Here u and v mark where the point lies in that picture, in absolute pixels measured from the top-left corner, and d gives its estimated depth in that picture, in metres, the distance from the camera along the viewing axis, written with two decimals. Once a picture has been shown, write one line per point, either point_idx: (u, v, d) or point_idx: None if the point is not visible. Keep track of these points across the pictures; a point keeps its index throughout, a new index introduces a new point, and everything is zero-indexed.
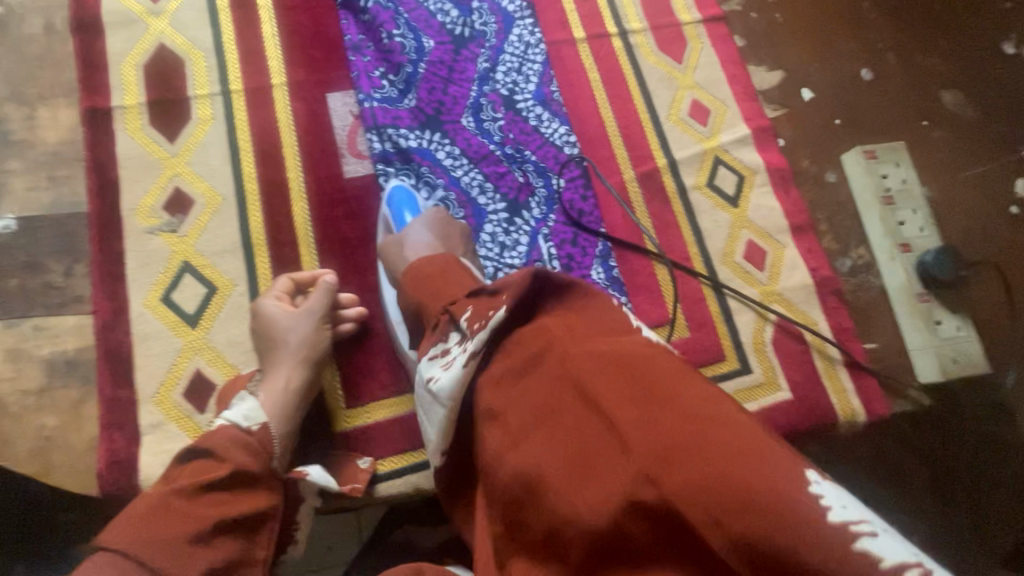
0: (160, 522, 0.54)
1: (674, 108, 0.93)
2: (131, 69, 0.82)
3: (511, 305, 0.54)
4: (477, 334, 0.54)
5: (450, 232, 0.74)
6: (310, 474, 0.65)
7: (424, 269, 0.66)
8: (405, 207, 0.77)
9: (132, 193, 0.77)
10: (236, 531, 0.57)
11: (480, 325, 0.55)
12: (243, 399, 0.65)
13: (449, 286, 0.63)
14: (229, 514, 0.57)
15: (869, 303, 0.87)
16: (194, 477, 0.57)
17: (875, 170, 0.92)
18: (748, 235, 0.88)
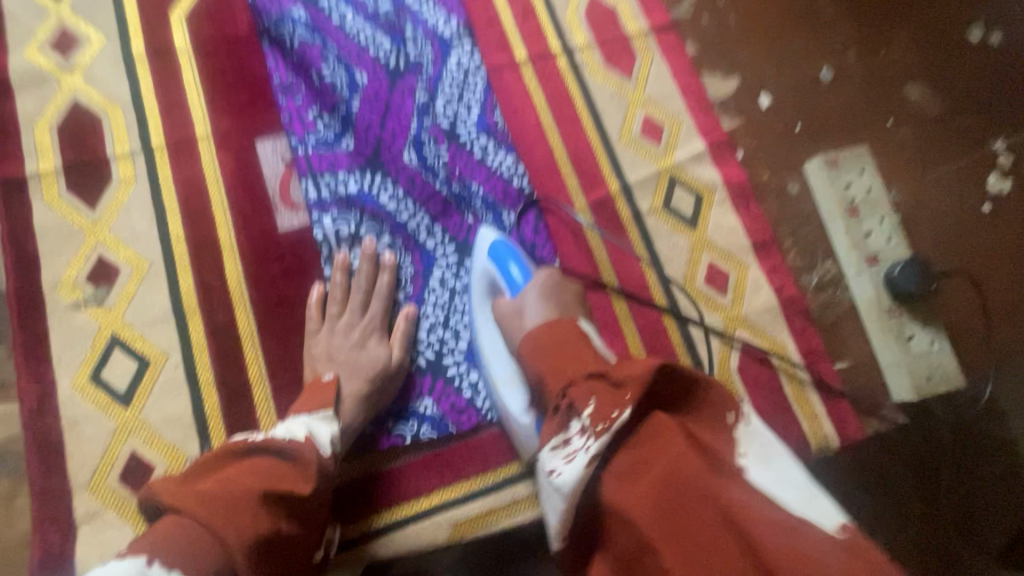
0: (231, 506, 0.49)
1: (625, 128, 0.88)
2: (45, 132, 0.78)
3: (636, 401, 0.47)
4: (601, 437, 0.47)
5: (565, 298, 0.66)
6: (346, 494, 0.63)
7: (546, 339, 0.59)
8: (509, 258, 0.73)
9: (53, 266, 0.73)
10: (281, 544, 0.52)
11: (602, 426, 0.47)
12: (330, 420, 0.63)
13: (574, 362, 0.55)
14: (286, 531, 0.52)
15: (840, 320, 0.83)
16: (275, 482, 0.53)
17: (836, 178, 0.88)
18: (709, 257, 0.84)
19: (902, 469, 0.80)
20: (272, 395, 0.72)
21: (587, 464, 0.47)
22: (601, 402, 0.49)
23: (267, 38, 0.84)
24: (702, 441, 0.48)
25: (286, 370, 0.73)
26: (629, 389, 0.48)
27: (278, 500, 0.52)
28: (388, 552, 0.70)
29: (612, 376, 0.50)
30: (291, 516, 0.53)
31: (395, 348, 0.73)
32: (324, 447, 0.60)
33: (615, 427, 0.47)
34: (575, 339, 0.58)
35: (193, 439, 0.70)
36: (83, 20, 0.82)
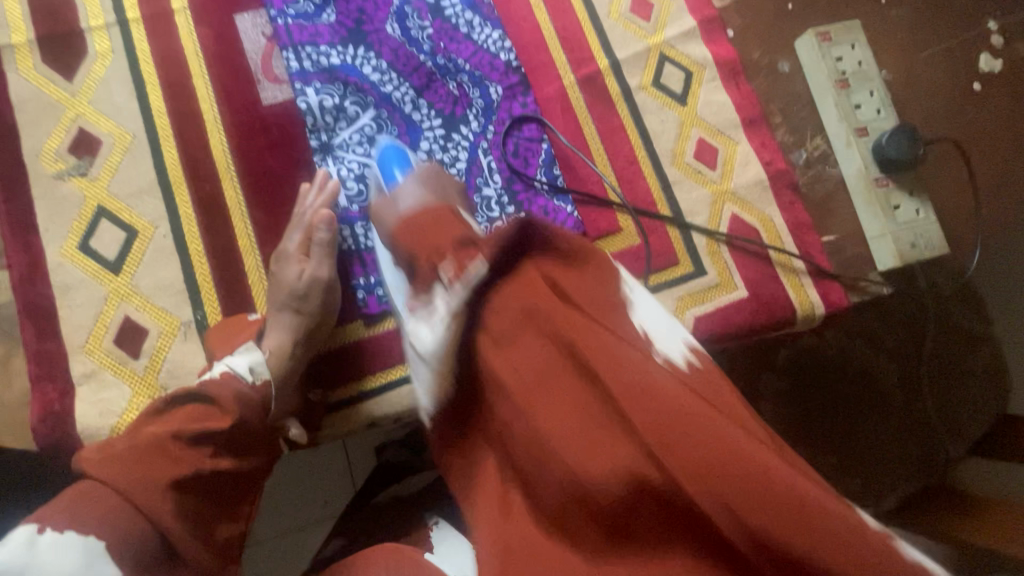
0: (137, 466, 0.49)
1: (614, 5, 0.86)
2: (14, 3, 0.75)
3: (490, 258, 0.47)
4: (454, 288, 0.47)
5: (444, 184, 0.65)
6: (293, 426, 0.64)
7: (419, 221, 0.55)
8: (394, 163, 0.71)
9: (33, 138, 0.72)
10: (218, 480, 0.53)
11: (457, 277, 0.47)
12: (249, 349, 0.63)
13: (438, 231, 0.53)
14: (216, 474, 0.53)
15: (826, 194, 0.84)
16: (191, 422, 0.53)
17: (828, 52, 0.85)
18: (698, 133, 0.84)
19: (881, 356, 0.89)
20: (263, 263, 0.72)
21: (444, 321, 0.48)
22: (458, 258, 0.49)
23: None
24: (564, 289, 0.47)
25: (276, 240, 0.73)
26: (483, 247, 0.48)
27: (198, 441, 0.52)
28: (380, 414, 0.71)
29: (479, 242, 0.50)
30: (219, 453, 0.53)
31: (314, 263, 0.69)
32: (246, 374, 0.60)
33: (468, 278, 0.47)
34: (450, 221, 0.54)
35: (186, 306, 0.70)
36: None
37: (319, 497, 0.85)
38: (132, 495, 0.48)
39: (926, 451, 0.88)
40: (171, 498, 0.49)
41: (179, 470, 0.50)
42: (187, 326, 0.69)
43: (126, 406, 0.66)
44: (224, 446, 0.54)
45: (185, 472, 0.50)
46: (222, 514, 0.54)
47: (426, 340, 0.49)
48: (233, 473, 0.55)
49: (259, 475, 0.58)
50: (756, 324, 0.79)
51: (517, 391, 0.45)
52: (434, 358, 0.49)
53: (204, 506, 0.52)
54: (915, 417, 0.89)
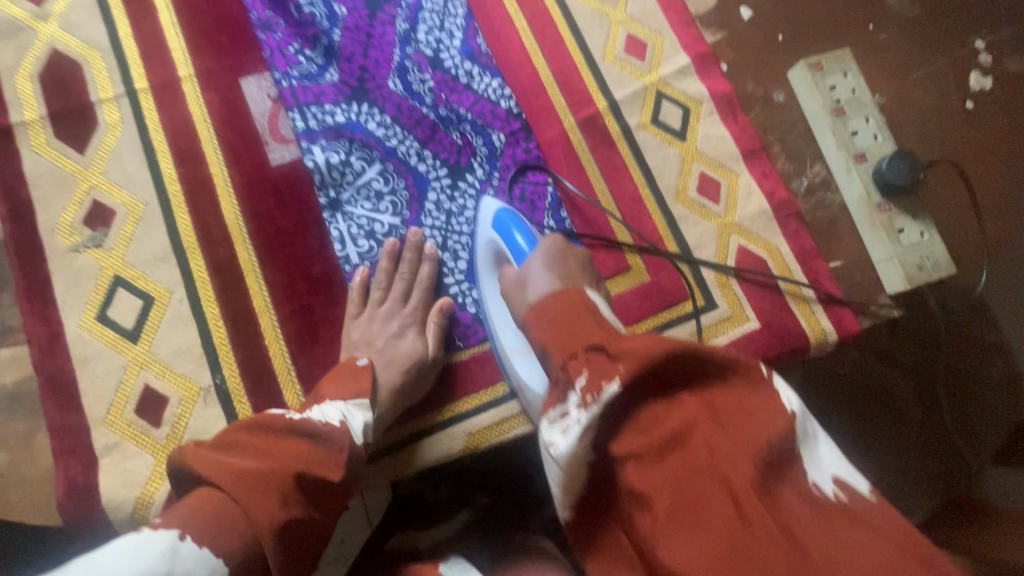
0: (258, 480, 0.49)
1: (609, 46, 0.88)
2: (27, 81, 0.77)
3: (626, 378, 0.45)
4: (590, 408, 0.45)
5: (569, 264, 0.64)
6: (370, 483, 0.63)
7: (554, 311, 0.54)
8: (512, 226, 0.70)
9: (49, 213, 0.73)
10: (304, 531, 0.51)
11: (592, 397, 0.46)
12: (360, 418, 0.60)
13: (579, 335, 0.51)
14: (307, 522, 0.51)
15: (830, 220, 0.85)
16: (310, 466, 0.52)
17: (821, 82, 0.88)
18: (700, 167, 0.85)
19: (892, 369, 0.88)
20: (280, 322, 0.73)
21: (579, 431, 0.46)
22: (594, 373, 0.47)
23: None
24: (723, 417, 0.44)
25: (293, 297, 0.74)
26: (624, 364, 0.46)
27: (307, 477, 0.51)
28: (406, 470, 0.72)
29: (611, 350, 0.48)
30: (320, 500, 0.52)
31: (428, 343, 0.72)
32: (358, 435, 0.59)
33: (603, 399, 0.45)
34: (587, 317, 0.52)
35: (205, 369, 0.71)
36: None
37: (336, 537, 0.75)
38: (243, 502, 0.47)
39: (948, 471, 0.87)
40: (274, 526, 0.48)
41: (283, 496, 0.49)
42: (206, 390, 0.70)
43: (149, 477, 0.66)
44: (321, 497, 0.52)
45: (290, 504, 0.49)
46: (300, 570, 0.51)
47: (561, 448, 0.47)
48: (315, 527, 0.52)
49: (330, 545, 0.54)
50: (771, 355, 0.79)
51: (634, 477, 0.43)
52: (567, 466, 0.46)
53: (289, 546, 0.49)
54: (933, 432, 0.88)
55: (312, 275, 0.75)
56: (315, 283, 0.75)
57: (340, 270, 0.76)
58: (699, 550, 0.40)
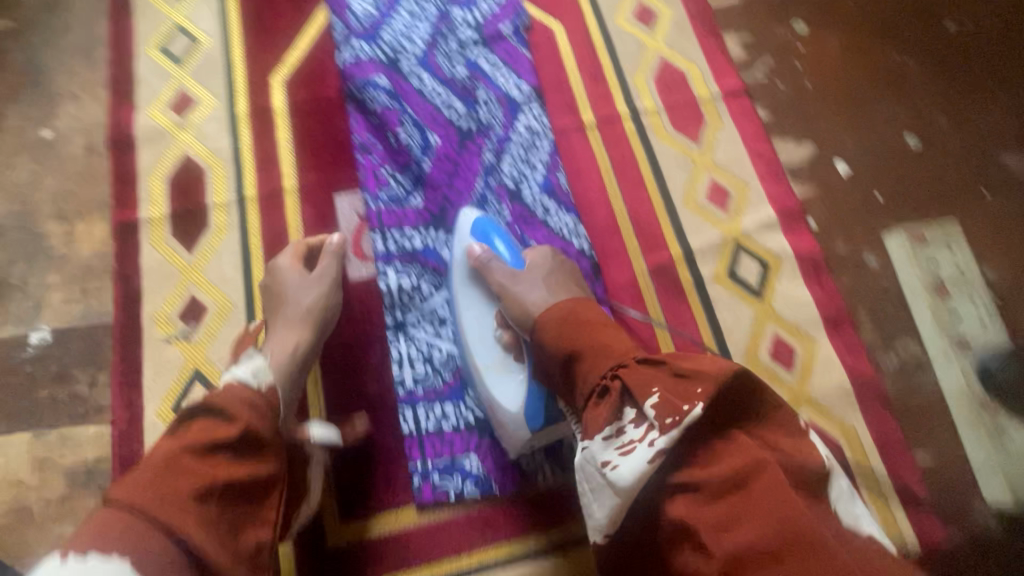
0: (162, 489, 0.47)
1: (690, 192, 0.88)
2: (159, 181, 0.87)
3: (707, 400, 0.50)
4: (672, 431, 0.49)
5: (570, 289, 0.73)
6: (312, 433, 0.67)
7: (570, 321, 0.65)
8: (493, 233, 0.76)
9: (152, 303, 0.81)
10: (232, 490, 0.51)
11: (672, 420, 0.50)
12: (251, 356, 0.65)
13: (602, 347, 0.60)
14: (234, 517, 0.51)
15: (922, 406, 0.77)
16: (205, 434, 0.52)
17: (921, 255, 0.83)
18: (774, 329, 0.80)
19: None
20: None
21: (653, 455, 0.49)
22: (665, 394, 0.52)
23: (352, 100, 0.90)
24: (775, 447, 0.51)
25: (342, 415, 0.76)
26: (701, 390, 0.51)
27: (214, 451, 0.52)
28: None
29: (679, 370, 0.53)
30: (236, 454, 0.53)
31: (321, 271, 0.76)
32: (255, 380, 0.60)
33: (687, 420, 0.49)
34: (608, 330, 0.63)
35: None
36: (199, 84, 0.93)
37: None
38: (157, 510, 0.46)
39: None
40: (195, 509, 0.47)
41: (198, 479, 0.49)
42: None
43: None
44: (247, 510, 0.53)
45: (205, 481, 0.49)
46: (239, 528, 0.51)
47: (624, 472, 0.50)
48: (254, 477, 0.53)
49: (275, 485, 0.56)
50: None
51: (695, 485, 0.49)
52: (628, 490, 0.50)
53: (227, 491, 0.51)
54: None
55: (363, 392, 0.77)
56: (365, 402, 0.77)
57: (391, 392, 0.77)
58: (791, 572, 0.43)
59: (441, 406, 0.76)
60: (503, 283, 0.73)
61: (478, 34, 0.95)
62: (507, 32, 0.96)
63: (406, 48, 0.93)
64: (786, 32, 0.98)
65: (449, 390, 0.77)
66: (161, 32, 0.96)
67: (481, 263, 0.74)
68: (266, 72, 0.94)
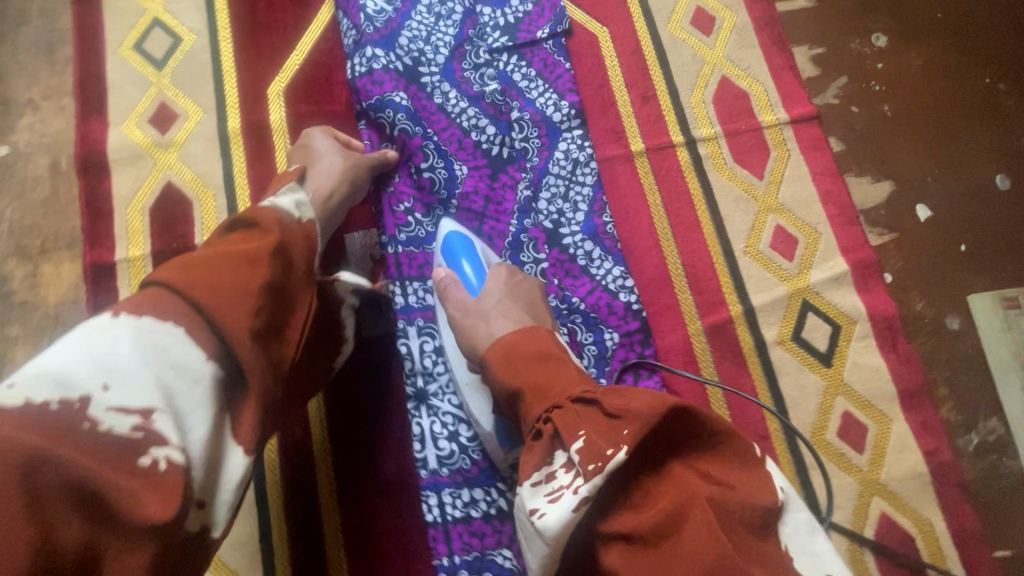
0: (206, 279, 0.43)
1: (752, 239, 0.77)
2: (137, 213, 0.74)
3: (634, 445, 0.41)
4: (593, 480, 0.41)
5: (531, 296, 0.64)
6: (342, 277, 0.60)
7: (522, 350, 0.54)
8: (461, 254, 0.68)
9: None
10: (266, 296, 0.45)
11: (596, 467, 0.42)
12: (292, 188, 0.56)
13: (556, 381, 0.50)
14: (270, 318, 0.45)
15: (1004, 496, 0.69)
16: (235, 244, 0.46)
17: (1014, 321, 0.74)
18: (845, 403, 0.71)
19: None
20: (343, 525, 0.68)
21: (575, 507, 0.42)
22: (594, 439, 0.44)
23: (365, 120, 0.78)
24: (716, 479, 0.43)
25: (359, 497, 0.69)
26: (627, 428, 0.43)
27: (250, 253, 0.46)
28: None
29: (608, 407, 0.45)
30: (267, 261, 0.46)
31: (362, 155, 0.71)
32: (296, 213, 0.53)
33: (607, 469, 0.41)
34: (560, 363, 0.52)
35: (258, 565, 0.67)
36: (183, 94, 0.80)
37: None
38: (197, 296, 0.42)
39: None
40: (237, 308, 0.43)
41: (235, 279, 0.43)
42: None
43: None
44: (281, 282, 0.47)
45: (239, 276, 0.44)
46: (273, 337, 0.46)
47: (550, 525, 0.42)
48: (287, 300, 0.48)
49: (307, 296, 0.50)
50: None
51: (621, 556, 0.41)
52: (556, 540, 0.43)
53: (260, 330, 0.44)
54: None
55: (382, 471, 0.70)
56: (386, 483, 0.69)
57: (413, 471, 0.70)
58: None
59: (470, 491, 0.67)
60: (465, 312, 0.63)
61: (510, 40, 0.81)
62: (544, 37, 0.82)
63: (428, 56, 0.79)
64: (861, 45, 0.85)
65: (478, 472, 0.67)
66: (137, 28, 0.81)
67: (440, 287, 0.66)
68: (263, 81, 0.80)
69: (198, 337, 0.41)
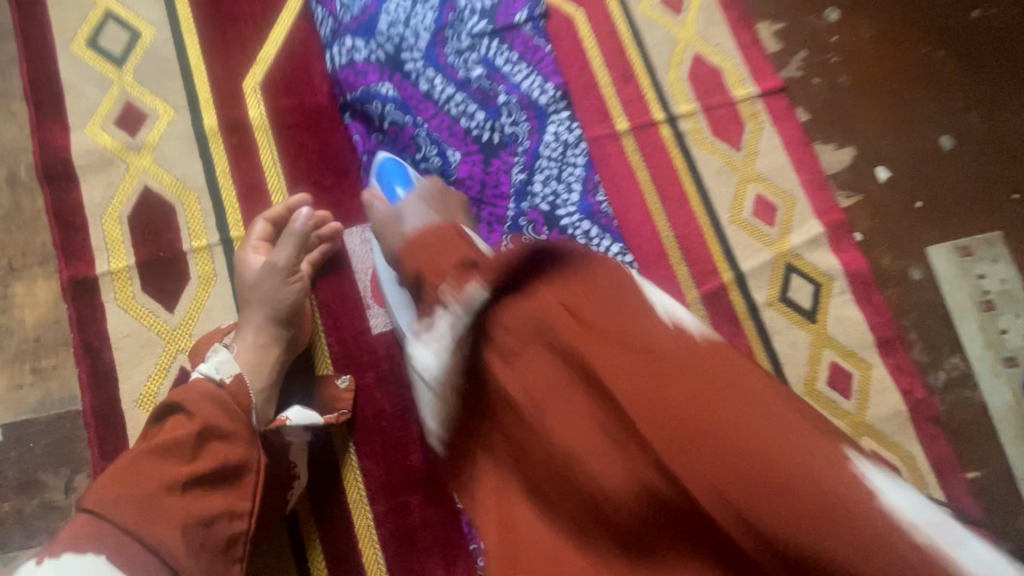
0: (143, 476, 0.47)
1: (736, 208, 0.81)
2: (115, 223, 0.70)
3: (485, 281, 0.48)
4: (449, 322, 0.49)
5: None
6: (290, 418, 0.62)
7: (507, 378, 0.48)
8: (427, 268, 0.65)
9: (132, 381, 0.67)
10: (202, 486, 0.50)
11: (455, 300, 0.49)
12: (216, 352, 0.59)
13: (552, 400, 0.46)
14: (206, 509, 0.49)
15: (971, 424, 0.77)
16: (165, 436, 0.50)
17: (968, 268, 0.81)
18: (831, 355, 0.78)
19: None
20: (375, 521, 0.67)
21: (446, 344, 0.49)
22: (457, 284, 0.50)
23: (350, 111, 0.77)
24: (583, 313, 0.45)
25: (389, 493, 0.68)
26: (481, 272, 0.49)
27: (178, 450, 0.49)
28: None
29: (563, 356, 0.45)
30: (197, 456, 0.50)
31: (277, 252, 0.65)
32: (220, 374, 0.57)
33: (465, 299, 0.48)
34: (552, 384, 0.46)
35: (291, 569, 0.66)
36: (149, 93, 0.75)
37: None
38: (125, 506, 0.46)
39: None
40: (172, 514, 0.47)
41: (163, 479, 0.47)
42: None
43: None
44: (215, 448, 0.51)
45: (172, 476, 0.48)
46: (215, 521, 0.49)
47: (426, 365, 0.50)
48: (222, 473, 0.51)
49: (249, 467, 0.53)
50: None
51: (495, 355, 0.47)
52: (437, 380, 0.51)
53: (197, 525, 0.48)
54: None
55: (409, 464, 0.69)
56: (414, 474, 0.68)
57: (440, 460, 0.69)
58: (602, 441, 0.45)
59: None
60: None
61: (490, 24, 0.81)
62: (523, 20, 0.82)
63: (410, 42, 0.78)
64: (817, 20, 0.89)
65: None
66: (89, 23, 0.76)
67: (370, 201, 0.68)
68: (235, 76, 0.77)
69: (125, 556, 0.44)
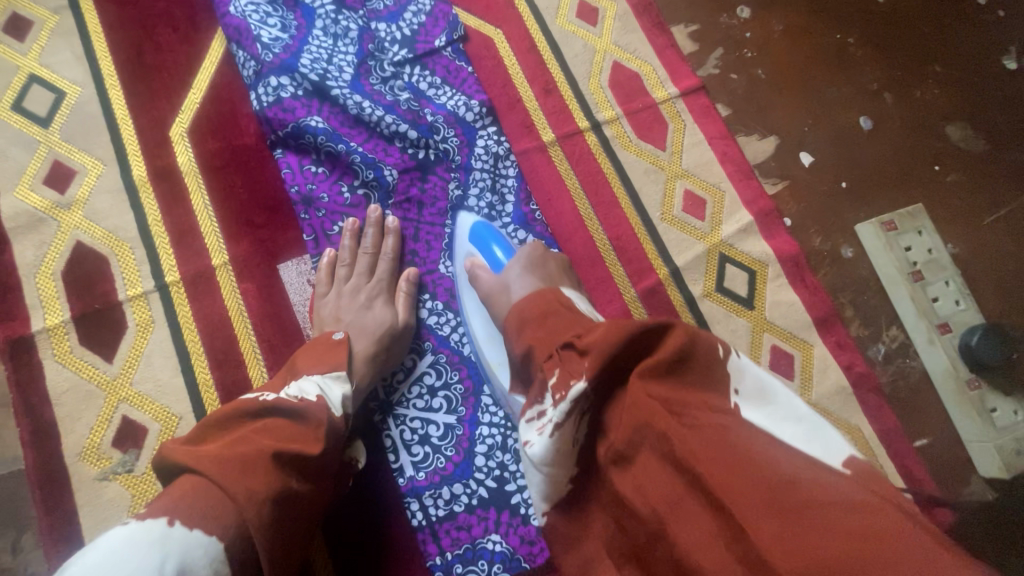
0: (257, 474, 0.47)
1: (666, 206, 0.83)
2: (49, 280, 0.71)
3: (591, 375, 0.46)
4: (561, 406, 0.46)
5: (548, 266, 0.67)
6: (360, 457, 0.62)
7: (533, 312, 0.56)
8: (490, 240, 0.73)
9: (75, 434, 0.67)
10: (300, 501, 0.50)
11: (562, 395, 0.47)
12: (337, 379, 0.60)
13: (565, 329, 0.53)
14: (291, 526, 0.50)
15: (915, 392, 0.78)
16: (281, 440, 0.50)
17: (895, 241, 0.83)
18: (770, 338, 0.79)
19: None
20: (326, 547, 0.66)
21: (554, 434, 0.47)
22: (566, 371, 0.48)
23: (282, 147, 0.78)
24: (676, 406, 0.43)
25: (338, 516, 0.67)
26: (589, 360, 0.46)
27: (294, 462, 0.50)
28: None
29: (581, 345, 0.48)
30: (302, 476, 0.51)
31: (400, 311, 0.72)
32: (335, 406, 0.57)
33: (572, 397, 0.46)
34: (564, 313, 0.55)
35: None
36: (78, 149, 0.76)
37: None
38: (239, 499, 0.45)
39: None
40: (266, 512, 0.47)
41: (276, 482, 0.48)
42: None
43: None
44: (313, 469, 0.52)
45: (284, 484, 0.48)
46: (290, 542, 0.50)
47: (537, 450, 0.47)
48: (310, 495, 0.52)
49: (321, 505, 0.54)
50: None
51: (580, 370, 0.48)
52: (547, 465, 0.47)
53: (280, 537, 0.48)
54: None
55: (360, 485, 0.68)
56: (361, 496, 0.68)
57: (390, 479, 0.69)
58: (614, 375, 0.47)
59: (449, 488, 0.69)
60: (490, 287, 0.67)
61: (410, 52, 0.84)
62: (442, 45, 0.85)
63: (334, 74, 0.80)
64: (729, 18, 0.92)
65: (472, 379, 0.73)
66: (13, 88, 0.77)
67: (473, 271, 0.69)
68: (161, 124, 0.78)
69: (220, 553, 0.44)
